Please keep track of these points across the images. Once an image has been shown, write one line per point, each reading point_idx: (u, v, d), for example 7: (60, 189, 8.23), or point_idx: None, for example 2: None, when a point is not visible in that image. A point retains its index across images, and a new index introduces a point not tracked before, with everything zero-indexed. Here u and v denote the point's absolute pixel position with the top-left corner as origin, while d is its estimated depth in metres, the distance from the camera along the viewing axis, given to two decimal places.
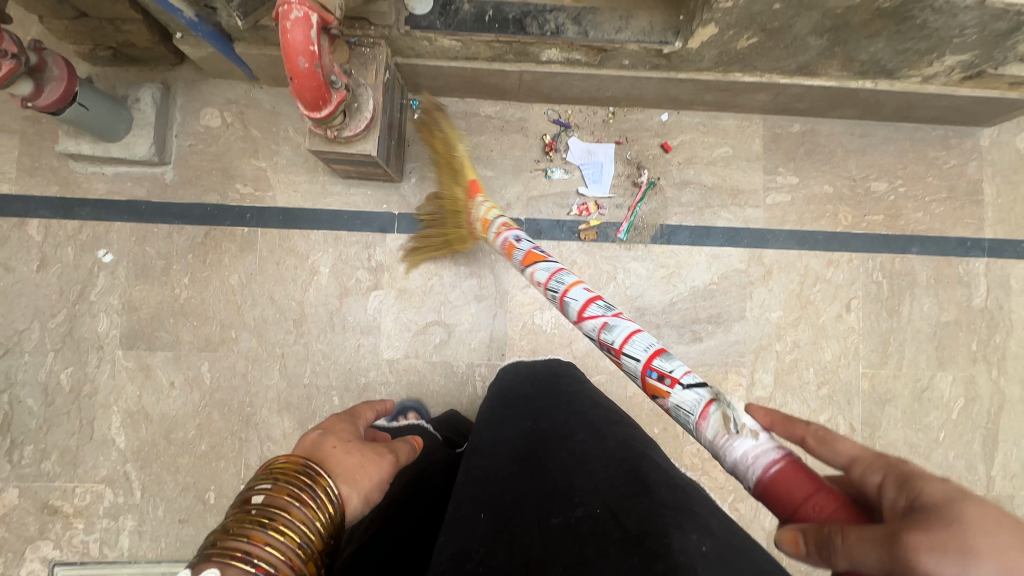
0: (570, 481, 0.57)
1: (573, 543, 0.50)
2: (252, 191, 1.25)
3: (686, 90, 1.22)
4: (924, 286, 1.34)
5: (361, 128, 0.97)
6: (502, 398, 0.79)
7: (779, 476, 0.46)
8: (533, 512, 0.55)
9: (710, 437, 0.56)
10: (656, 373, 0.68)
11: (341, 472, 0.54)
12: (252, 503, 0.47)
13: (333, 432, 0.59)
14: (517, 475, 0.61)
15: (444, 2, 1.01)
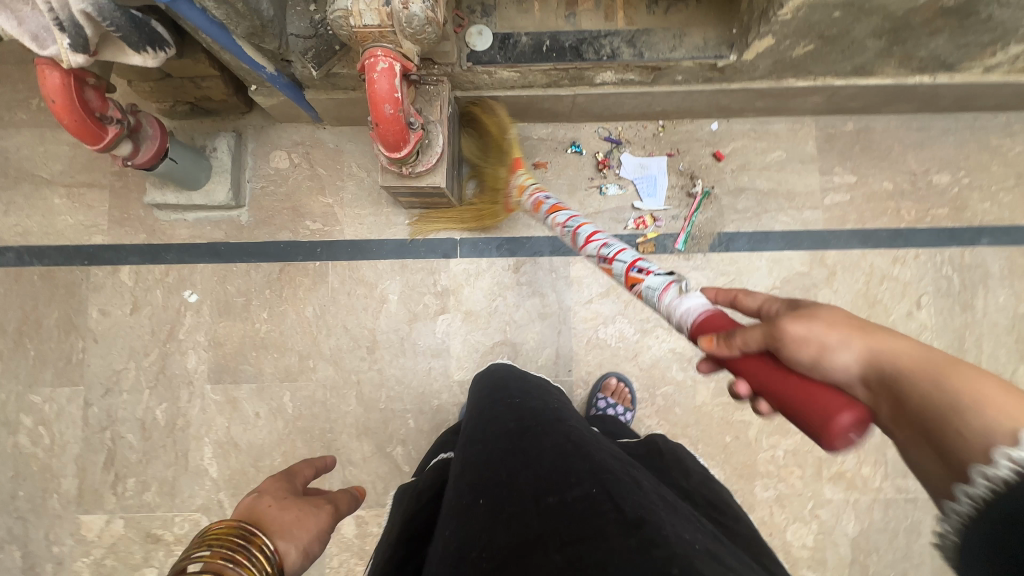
0: (565, 464, 0.64)
1: (570, 519, 0.57)
2: (321, 227, 1.32)
3: (738, 99, 1.23)
4: (998, 277, 1.31)
5: (434, 162, 1.02)
6: (492, 392, 0.88)
7: (708, 316, 0.60)
8: (529, 491, 0.61)
9: (665, 303, 0.69)
10: (638, 269, 0.79)
11: (277, 529, 0.53)
12: (188, 572, 0.46)
13: (269, 491, 0.58)
14: (511, 450, 0.69)
15: (503, 36, 1.05)
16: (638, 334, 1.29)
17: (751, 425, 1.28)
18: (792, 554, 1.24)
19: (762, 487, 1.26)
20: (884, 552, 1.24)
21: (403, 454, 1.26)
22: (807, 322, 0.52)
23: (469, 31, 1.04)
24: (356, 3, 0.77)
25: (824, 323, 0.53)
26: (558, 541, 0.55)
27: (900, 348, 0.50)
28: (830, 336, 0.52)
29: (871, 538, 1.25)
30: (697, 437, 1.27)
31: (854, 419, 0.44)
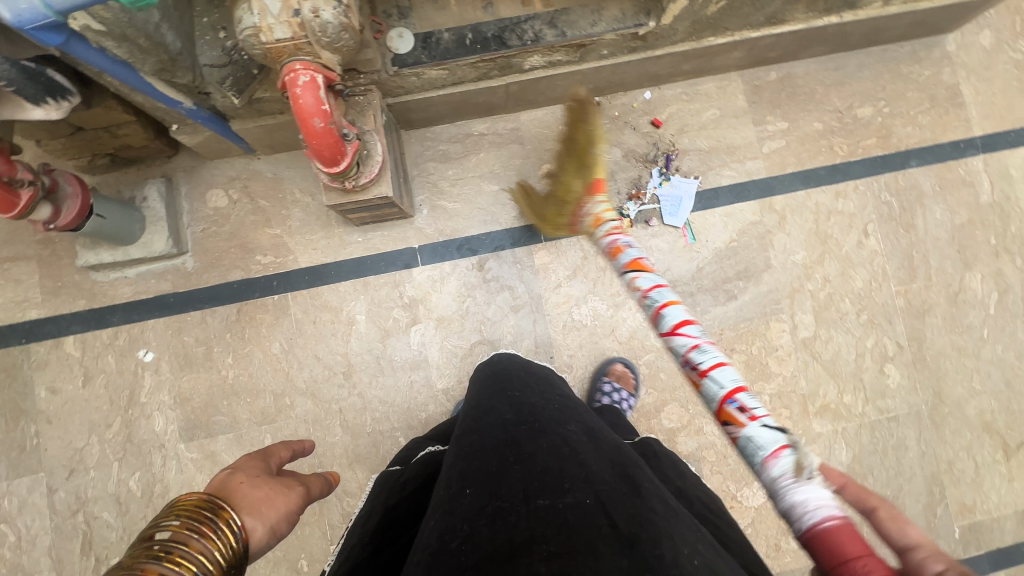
0: (559, 467, 0.65)
1: (561, 530, 0.58)
2: (273, 259, 1.27)
3: (664, 65, 1.26)
4: (932, 195, 1.38)
5: (376, 171, 1.00)
6: (494, 378, 0.87)
7: (834, 530, 0.50)
8: (518, 491, 0.63)
9: (774, 475, 0.59)
10: (737, 403, 0.66)
11: (246, 504, 0.51)
12: (151, 537, 0.44)
13: (240, 467, 0.55)
14: (506, 443, 0.69)
15: (424, 35, 1.04)
16: (611, 309, 1.30)
17: None
18: None
19: None
20: (878, 473, 1.30)
21: None
22: None
23: (389, 35, 1.02)
24: (265, 18, 0.73)
25: None
26: (544, 550, 0.56)
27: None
28: None
29: (864, 462, 1.30)
30: (687, 399, 1.29)
31: None
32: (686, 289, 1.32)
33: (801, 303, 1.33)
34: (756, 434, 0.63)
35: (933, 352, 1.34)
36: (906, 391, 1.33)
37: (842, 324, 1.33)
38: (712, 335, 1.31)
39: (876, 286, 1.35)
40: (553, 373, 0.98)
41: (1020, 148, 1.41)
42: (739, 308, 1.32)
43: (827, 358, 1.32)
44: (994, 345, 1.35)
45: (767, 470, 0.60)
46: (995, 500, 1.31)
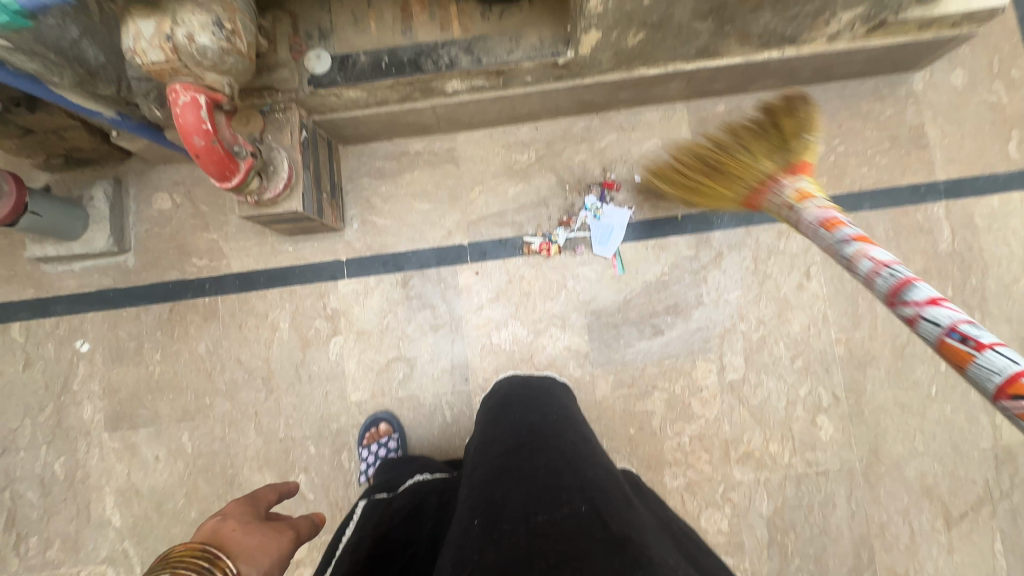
0: (556, 482, 0.67)
1: (559, 540, 0.59)
2: (208, 262, 1.32)
3: (598, 93, 1.24)
4: (884, 240, 1.31)
5: (281, 187, 1.03)
6: (496, 407, 0.89)
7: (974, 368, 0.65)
8: (520, 510, 0.64)
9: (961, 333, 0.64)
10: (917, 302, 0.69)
11: (240, 552, 0.59)
12: None
13: (233, 515, 0.64)
14: (507, 468, 0.70)
15: (342, 57, 1.07)
16: (532, 335, 1.28)
17: (654, 414, 1.27)
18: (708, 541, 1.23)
19: (671, 476, 1.25)
20: (801, 529, 1.23)
21: (308, 482, 1.26)
22: None
23: (307, 57, 1.06)
24: (139, 42, 0.77)
25: None
26: (545, 564, 0.57)
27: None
28: None
29: (786, 516, 1.23)
30: (602, 434, 1.26)
31: None
32: (611, 321, 1.29)
33: (731, 344, 1.28)
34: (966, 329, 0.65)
35: (873, 406, 1.26)
36: (839, 445, 1.25)
37: (774, 369, 1.27)
38: (633, 369, 1.28)
39: (814, 332, 1.28)
40: (556, 384, 1.01)
41: (988, 196, 1.32)
42: (665, 344, 1.28)
43: (755, 404, 1.26)
44: (943, 405, 1.26)
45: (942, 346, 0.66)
46: (929, 570, 1.22)
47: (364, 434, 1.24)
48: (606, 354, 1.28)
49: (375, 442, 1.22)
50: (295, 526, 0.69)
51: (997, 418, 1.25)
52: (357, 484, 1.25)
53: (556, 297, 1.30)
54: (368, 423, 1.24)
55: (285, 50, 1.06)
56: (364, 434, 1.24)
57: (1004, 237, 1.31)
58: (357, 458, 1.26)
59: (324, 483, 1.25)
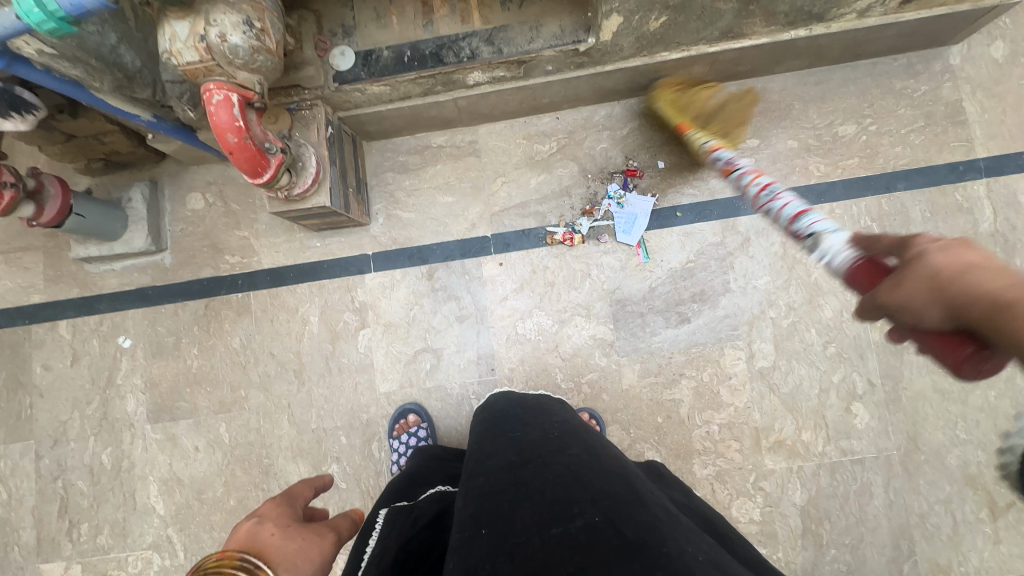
0: (566, 493, 0.67)
1: (575, 551, 0.59)
2: (240, 259, 1.36)
3: (620, 80, 1.23)
4: (921, 221, 1.27)
5: (309, 183, 1.06)
6: (493, 423, 0.89)
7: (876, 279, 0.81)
8: (531, 523, 0.64)
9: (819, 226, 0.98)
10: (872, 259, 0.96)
11: (280, 561, 0.54)
12: None
13: (271, 517, 0.59)
14: (512, 483, 0.71)
15: (366, 52, 1.09)
16: (556, 325, 1.29)
17: (682, 403, 1.25)
18: (739, 530, 1.21)
19: (700, 465, 1.24)
20: (836, 519, 1.20)
21: (340, 472, 1.29)
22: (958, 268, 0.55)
23: (332, 54, 1.08)
24: (175, 43, 0.81)
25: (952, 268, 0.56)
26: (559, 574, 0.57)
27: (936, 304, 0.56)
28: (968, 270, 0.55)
29: (821, 506, 1.21)
30: (629, 423, 1.25)
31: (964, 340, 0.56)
32: (636, 310, 1.28)
33: (760, 331, 1.26)
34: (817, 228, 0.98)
35: (911, 393, 1.23)
36: (875, 433, 1.22)
37: (805, 356, 1.25)
38: (660, 358, 1.27)
39: (847, 318, 1.25)
40: (552, 402, 1.00)
41: None
42: (692, 332, 1.27)
43: (786, 391, 1.24)
44: (986, 391, 1.21)
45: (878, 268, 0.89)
46: (973, 562, 1.19)
47: (393, 425, 1.26)
48: (632, 343, 1.27)
49: (405, 433, 1.24)
50: (337, 526, 0.63)
51: None
52: (387, 473, 1.27)
53: (580, 287, 1.29)
54: (397, 415, 1.26)
55: (310, 49, 1.07)
56: (393, 425, 1.26)
57: None
58: (387, 448, 1.28)
59: (356, 473, 1.28)
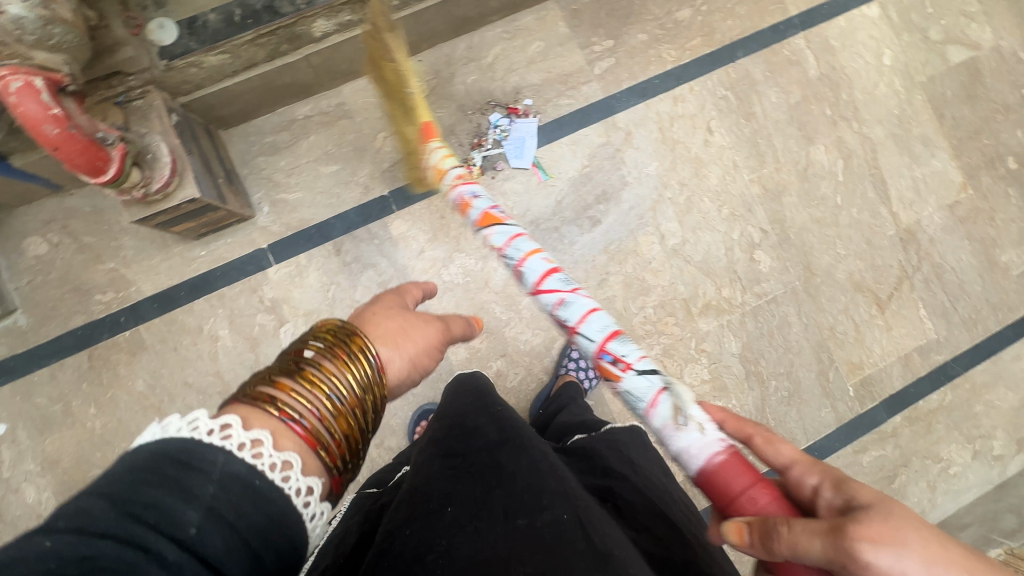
0: (541, 483, 0.56)
1: (535, 551, 0.49)
2: (115, 294, 1.20)
3: (469, 5, 1.23)
4: (764, 80, 1.42)
5: (168, 174, 0.94)
6: (479, 389, 0.73)
7: (723, 466, 0.56)
8: (496, 511, 0.53)
9: (659, 424, 0.64)
10: (608, 356, 0.71)
11: (381, 335, 0.65)
12: (297, 356, 0.56)
13: (384, 300, 0.71)
14: (488, 459, 0.58)
15: (189, 20, 0.99)
16: (480, 262, 1.28)
17: (616, 298, 1.32)
18: (696, 393, 1.31)
19: (648, 348, 1.31)
20: (769, 354, 1.35)
21: None
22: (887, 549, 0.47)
23: (149, 29, 0.97)
24: None
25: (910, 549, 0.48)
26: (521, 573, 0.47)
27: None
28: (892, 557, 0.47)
29: (754, 348, 1.34)
30: None
31: None
32: (550, 226, 1.31)
33: (663, 212, 1.35)
34: (641, 369, 0.68)
35: (795, 229, 1.39)
36: (778, 272, 1.37)
37: (706, 224, 1.36)
38: (585, 264, 1.31)
39: (730, 181, 1.38)
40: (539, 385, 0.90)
41: (835, 19, 1.46)
42: (606, 231, 1.33)
43: (699, 259, 1.35)
44: (850, 210, 1.41)
45: (651, 418, 0.66)
46: (880, 352, 1.39)
47: (414, 426, 1.22)
48: (556, 257, 1.31)
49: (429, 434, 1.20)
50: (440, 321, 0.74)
51: (892, 208, 1.42)
52: None
53: None
54: (417, 417, 1.22)
55: (120, 26, 0.93)
56: (415, 427, 1.21)
57: (857, 52, 1.46)
58: None
59: None
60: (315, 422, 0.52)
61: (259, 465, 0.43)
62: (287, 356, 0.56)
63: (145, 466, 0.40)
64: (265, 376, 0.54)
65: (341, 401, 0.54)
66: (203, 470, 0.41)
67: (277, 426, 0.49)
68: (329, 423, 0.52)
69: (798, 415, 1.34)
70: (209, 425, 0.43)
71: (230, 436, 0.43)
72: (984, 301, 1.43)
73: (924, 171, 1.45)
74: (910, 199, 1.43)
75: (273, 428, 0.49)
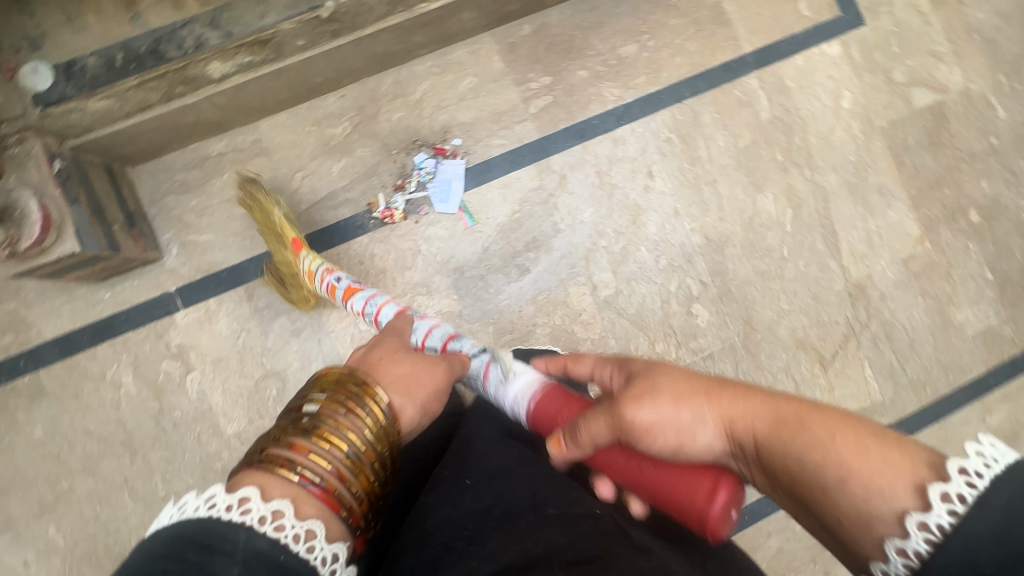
0: (572, 480, 0.69)
1: (569, 537, 0.60)
2: (14, 337, 1.15)
3: (390, 41, 1.15)
4: (711, 123, 1.34)
5: (37, 233, 0.90)
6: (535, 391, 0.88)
7: (540, 398, 0.74)
8: (527, 501, 0.66)
9: (493, 386, 0.83)
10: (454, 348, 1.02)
11: (390, 383, 0.71)
12: (304, 414, 0.62)
13: (386, 347, 0.79)
14: (526, 459, 0.74)
15: (66, 64, 0.93)
16: None
17: None
18: None
19: None
20: None
21: None
22: (641, 405, 0.61)
23: (22, 73, 0.92)
24: None
25: (665, 397, 0.62)
26: (562, 560, 0.57)
27: (751, 421, 0.57)
28: (683, 417, 0.60)
29: None
30: None
31: (729, 494, 0.56)
32: (475, 274, 1.25)
33: (597, 262, 1.29)
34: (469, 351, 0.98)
35: (737, 282, 1.32)
36: (716, 327, 1.31)
37: (642, 275, 1.30)
38: (511, 315, 1.26)
39: (670, 229, 1.31)
40: None
41: (792, 57, 1.38)
42: (535, 280, 1.27)
43: (632, 312, 1.29)
44: (796, 262, 1.34)
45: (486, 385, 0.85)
46: None
47: None
48: (480, 307, 1.25)
49: None
50: (438, 361, 0.82)
51: (842, 261, 1.35)
52: None
53: (414, 266, 1.24)
54: None
55: None
56: None
57: (814, 94, 1.38)
58: None
59: None
60: (336, 478, 0.59)
61: (280, 537, 0.50)
62: (294, 417, 0.62)
63: (168, 552, 0.45)
64: (280, 438, 0.60)
65: (355, 456, 0.62)
66: (226, 552, 0.47)
67: (298, 491, 0.56)
68: (349, 480, 0.60)
69: None
70: (226, 502, 0.50)
71: (248, 510, 0.50)
72: (935, 362, 1.36)
73: (880, 223, 1.37)
74: (861, 252, 1.36)
75: (294, 494, 0.55)
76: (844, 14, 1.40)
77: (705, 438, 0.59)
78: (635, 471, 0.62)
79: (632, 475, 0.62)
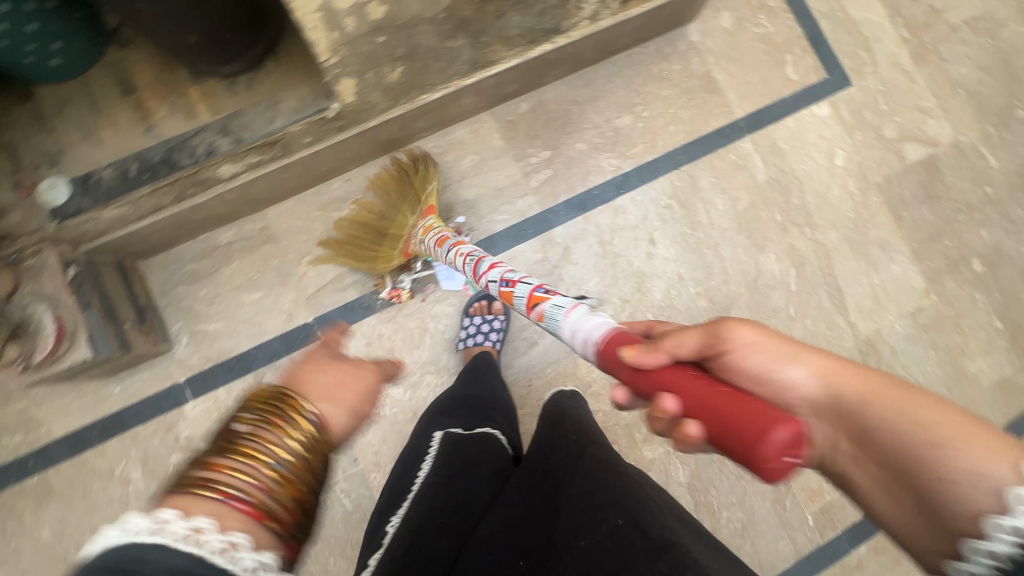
0: (591, 498, 0.72)
1: (603, 561, 0.66)
2: (23, 436, 1.15)
3: (393, 130, 1.18)
4: (709, 187, 1.37)
5: (51, 344, 0.92)
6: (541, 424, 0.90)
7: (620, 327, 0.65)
8: (561, 542, 0.70)
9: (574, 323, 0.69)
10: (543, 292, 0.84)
11: (320, 392, 0.63)
12: (230, 431, 0.56)
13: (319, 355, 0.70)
14: (546, 507, 0.76)
15: (82, 177, 0.96)
16: (409, 391, 1.22)
17: None
18: None
19: None
20: (719, 482, 1.26)
21: None
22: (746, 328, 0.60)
23: (40, 189, 0.95)
24: None
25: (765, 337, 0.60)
26: None
27: (853, 376, 0.56)
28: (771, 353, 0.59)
29: (704, 475, 1.26)
30: None
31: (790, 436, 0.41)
32: None
33: None
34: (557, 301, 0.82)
35: None
36: None
37: None
38: (520, 389, 1.25)
39: (675, 294, 1.32)
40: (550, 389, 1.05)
41: (783, 120, 1.41)
42: (543, 352, 1.27)
43: None
44: (804, 321, 1.34)
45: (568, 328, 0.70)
46: None
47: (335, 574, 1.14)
48: None
49: None
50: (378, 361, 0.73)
51: (850, 317, 1.35)
52: None
53: (422, 344, 1.24)
54: None
55: (10, 191, 0.95)
56: None
57: (808, 154, 1.41)
58: None
59: None
60: (263, 492, 0.52)
61: (201, 552, 0.45)
62: (221, 435, 0.56)
63: None
64: (201, 460, 0.53)
65: (285, 468, 0.55)
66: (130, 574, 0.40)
67: (220, 509, 0.50)
68: (277, 491, 0.53)
69: (753, 549, 1.25)
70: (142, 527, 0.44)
71: (167, 528, 0.45)
72: None
73: (883, 277, 1.38)
74: (868, 307, 1.36)
75: (213, 510, 0.50)
76: (830, 76, 1.44)
77: (795, 375, 0.58)
78: (690, 384, 0.49)
79: (688, 392, 0.48)
